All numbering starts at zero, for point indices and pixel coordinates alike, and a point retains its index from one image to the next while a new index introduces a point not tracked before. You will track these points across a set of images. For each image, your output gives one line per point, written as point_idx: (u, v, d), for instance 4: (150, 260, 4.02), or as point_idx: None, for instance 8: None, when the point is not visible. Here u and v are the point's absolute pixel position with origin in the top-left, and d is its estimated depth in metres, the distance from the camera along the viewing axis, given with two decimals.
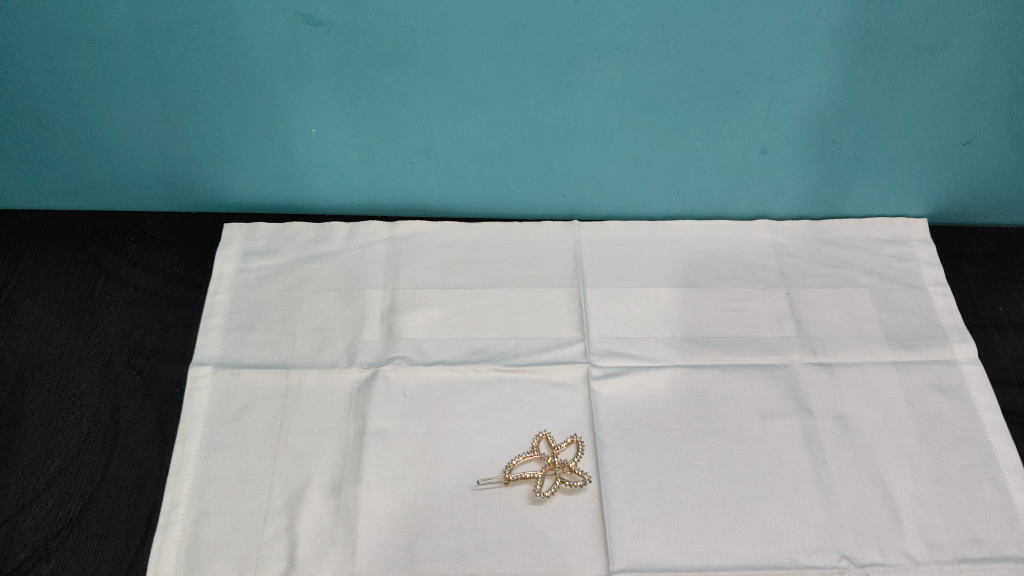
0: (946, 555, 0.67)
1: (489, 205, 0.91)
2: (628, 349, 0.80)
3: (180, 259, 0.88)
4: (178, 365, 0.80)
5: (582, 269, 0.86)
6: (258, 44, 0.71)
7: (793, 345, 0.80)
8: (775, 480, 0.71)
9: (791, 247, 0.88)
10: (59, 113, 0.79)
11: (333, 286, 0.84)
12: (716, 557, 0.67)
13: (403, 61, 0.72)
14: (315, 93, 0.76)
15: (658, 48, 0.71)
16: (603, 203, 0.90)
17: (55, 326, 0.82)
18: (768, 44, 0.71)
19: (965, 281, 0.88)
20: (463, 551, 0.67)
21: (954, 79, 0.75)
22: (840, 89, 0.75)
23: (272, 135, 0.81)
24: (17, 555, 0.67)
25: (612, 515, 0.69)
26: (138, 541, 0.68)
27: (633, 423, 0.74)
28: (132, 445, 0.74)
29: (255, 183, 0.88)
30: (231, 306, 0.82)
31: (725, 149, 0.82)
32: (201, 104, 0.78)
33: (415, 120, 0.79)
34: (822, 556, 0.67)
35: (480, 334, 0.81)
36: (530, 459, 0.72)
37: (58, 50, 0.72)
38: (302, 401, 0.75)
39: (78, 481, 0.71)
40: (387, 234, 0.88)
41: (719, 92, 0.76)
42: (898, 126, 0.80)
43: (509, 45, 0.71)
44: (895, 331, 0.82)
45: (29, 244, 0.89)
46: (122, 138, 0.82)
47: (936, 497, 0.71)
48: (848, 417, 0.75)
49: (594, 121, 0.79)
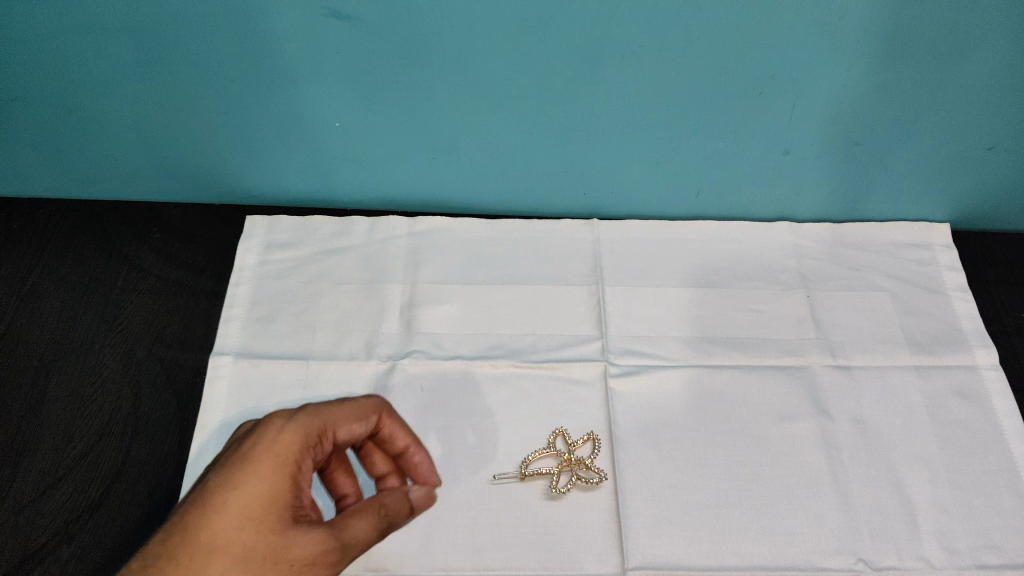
0: (964, 561, 0.67)
1: (510, 201, 0.91)
2: (646, 348, 0.80)
3: (202, 250, 0.89)
4: (199, 355, 0.80)
5: (600, 267, 0.86)
6: (284, 38, 0.71)
7: (812, 347, 0.80)
8: (792, 483, 0.71)
9: (811, 249, 0.88)
10: (86, 103, 0.80)
11: (353, 279, 0.84)
12: (732, 557, 0.67)
13: (429, 56, 0.72)
14: (338, 87, 0.76)
15: (682, 48, 0.71)
16: (625, 203, 0.90)
17: (79, 313, 0.84)
18: (793, 45, 0.71)
19: (987, 286, 0.87)
20: (479, 545, 0.67)
21: (982, 83, 0.74)
22: (865, 90, 0.75)
23: (296, 129, 0.82)
24: (39, 537, 0.68)
25: (628, 513, 0.69)
26: (157, 526, 0.69)
27: (650, 423, 0.74)
28: (152, 432, 0.75)
29: (278, 176, 0.89)
30: (252, 298, 0.83)
31: (748, 149, 0.82)
32: (226, 96, 0.78)
33: (438, 115, 0.79)
34: (838, 558, 0.67)
35: (498, 329, 0.81)
36: (546, 454, 0.72)
37: (85, 40, 0.73)
38: (321, 391, 0.76)
39: (98, 467, 0.72)
40: (407, 229, 0.88)
41: (744, 92, 0.76)
42: (924, 129, 0.79)
43: (534, 42, 0.71)
44: (915, 335, 0.81)
45: (53, 232, 0.90)
46: (147, 127, 0.83)
47: (955, 502, 0.70)
48: (866, 419, 0.75)
49: (617, 119, 0.79)
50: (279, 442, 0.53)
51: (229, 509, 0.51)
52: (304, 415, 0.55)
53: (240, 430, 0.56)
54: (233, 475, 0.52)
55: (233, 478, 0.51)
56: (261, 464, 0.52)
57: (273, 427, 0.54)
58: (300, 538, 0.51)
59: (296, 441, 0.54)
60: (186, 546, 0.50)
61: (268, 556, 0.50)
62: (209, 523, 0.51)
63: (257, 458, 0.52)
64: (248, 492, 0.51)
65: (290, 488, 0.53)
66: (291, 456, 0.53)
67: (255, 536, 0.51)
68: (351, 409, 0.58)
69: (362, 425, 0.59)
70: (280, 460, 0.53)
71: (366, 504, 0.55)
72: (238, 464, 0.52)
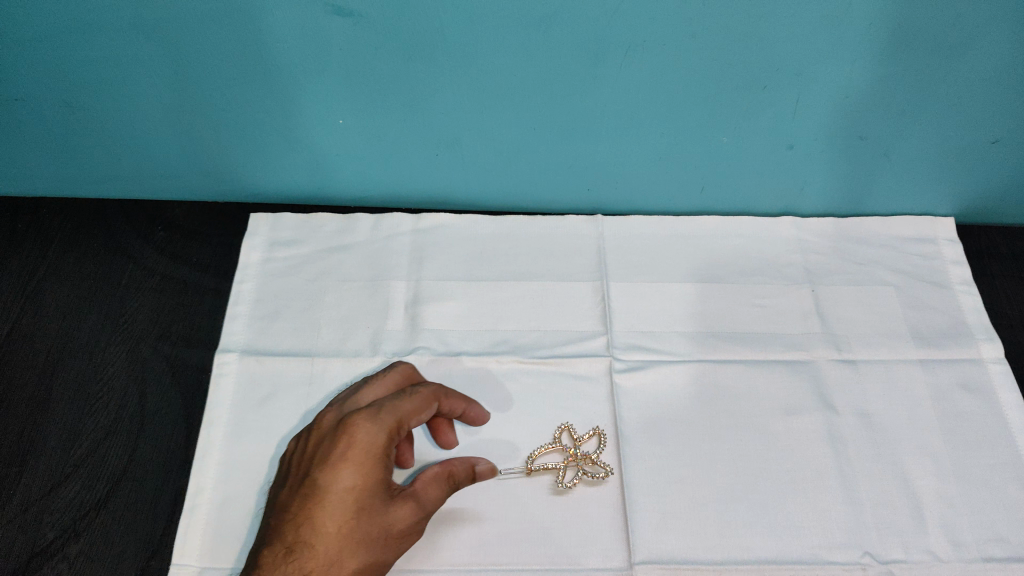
0: (971, 554, 0.67)
1: (514, 197, 0.91)
2: (650, 343, 0.80)
3: (206, 248, 0.89)
4: (204, 352, 0.81)
5: (604, 263, 0.86)
6: (287, 35, 0.71)
7: (817, 342, 0.80)
8: (798, 476, 0.71)
9: (816, 243, 0.88)
10: (89, 101, 0.80)
11: (357, 276, 0.84)
12: (738, 551, 0.67)
13: (432, 53, 0.72)
14: (342, 84, 0.76)
15: (686, 43, 0.71)
16: (628, 198, 0.90)
17: (84, 311, 0.84)
18: (797, 39, 0.71)
19: (991, 280, 0.87)
20: (486, 540, 0.67)
21: (986, 76, 0.74)
22: (869, 84, 0.75)
23: (300, 126, 0.82)
24: (47, 534, 0.68)
25: (635, 508, 0.69)
26: (164, 523, 0.69)
27: (656, 418, 0.74)
28: (158, 430, 0.75)
29: (282, 174, 0.89)
30: (257, 295, 0.83)
31: (752, 144, 0.82)
32: (229, 94, 0.78)
33: (442, 112, 0.79)
34: (844, 551, 0.67)
35: (503, 326, 0.81)
36: (552, 450, 0.72)
37: (88, 38, 0.73)
38: (327, 388, 0.76)
39: (105, 464, 0.72)
40: (411, 226, 0.88)
41: (747, 87, 0.76)
42: (928, 122, 0.79)
43: (537, 38, 0.71)
44: (920, 329, 0.81)
45: (58, 231, 0.91)
46: (150, 126, 0.83)
47: (961, 495, 0.70)
48: (872, 413, 0.75)
49: (621, 114, 0.79)
50: (370, 431, 0.62)
51: (335, 499, 0.60)
52: (389, 401, 0.65)
53: (329, 422, 0.65)
54: (332, 466, 0.61)
55: (333, 468, 0.61)
56: (360, 453, 0.61)
57: (365, 418, 0.63)
58: (396, 509, 0.62)
59: (387, 431, 0.63)
60: (305, 534, 0.59)
61: (371, 532, 0.61)
62: (321, 512, 0.60)
63: (356, 452, 0.61)
64: (352, 480, 0.61)
65: (378, 476, 0.62)
66: (386, 444, 0.63)
67: (358, 517, 0.60)
68: (381, 387, 0.68)
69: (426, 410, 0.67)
70: (375, 450, 0.62)
71: (437, 472, 0.66)
72: (341, 457, 0.61)
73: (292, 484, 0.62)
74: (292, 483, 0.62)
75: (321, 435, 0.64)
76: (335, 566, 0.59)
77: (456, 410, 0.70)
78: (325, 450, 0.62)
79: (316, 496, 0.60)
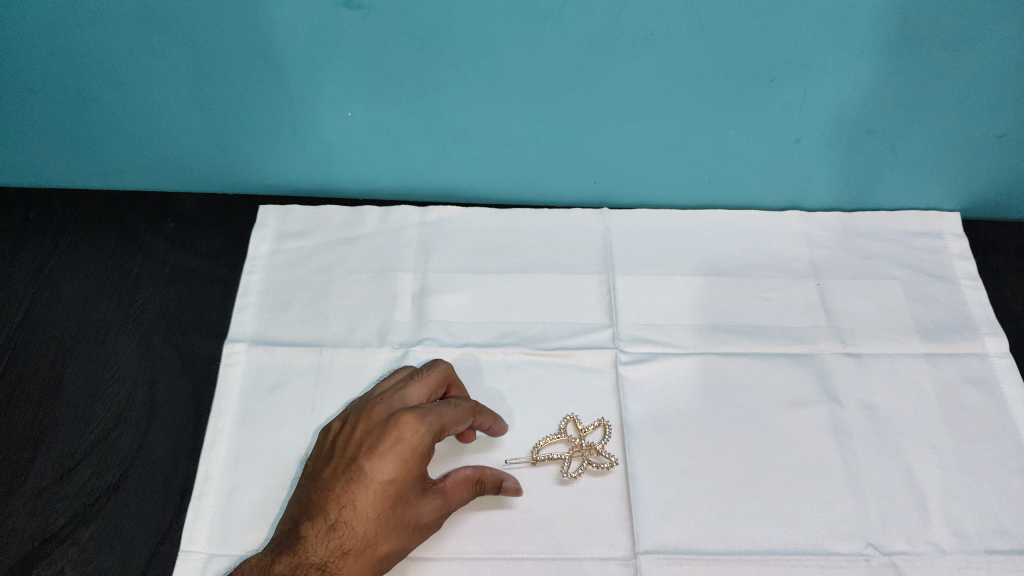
0: (974, 545, 0.67)
1: (521, 190, 0.92)
2: (656, 335, 0.80)
3: (216, 239, 0.90)
4: (213, 342, 0.81)
5: (610, 256, 0.86)
6: (296, 28, 0.72)
7: (822, 335, 0.80)
8: (803, 468, 0.71)
9: (821, 237, 0.88)
10: (101, 93, 0.80)
11: (365, 268, 0.85)
12: (742, 541, 0.67)
13: (440, 45, 0.73)
14: (350, 77, 0.77)
15: (693, 36, 0.71)
16: (635, 191, 0.91)
17: (95, 300, 0.85)
18: (804, 33, 0.71)
19: (997, 275, 0.87)
20: (492, 529, 0.68)
21: (992, 70, 0.74)
22: (876, 78, 0.75)
23: (309, 119, 0.82)
24: (58, 519, 0.69)
25: (639, 498, 0.69)
26: (173, 510, 0.70)
27: (661, 410, 0.75)
28: (168, 417, 0.76)
29: (291, 166, 0.90)
30: (265, 286, 0.83)
31: (758, 138, 0.82)
32: (239, 86, 0.79)
33: (449, 104, 0.79)
34: (848, 542, 0.67)
35: (509, 317, 0.81)
36: (557, 440, 0.72)
37: (100, 30, 0.73)
38: (334, 377, 0.76)
39: (115, 451, 0.73)
40: (418, 218, 0.89)
41: (754, 80, 0.76)
42: (934, 116, 0.79)
43: (545, 31, 0.71)
44: (925, 323, 0.82)
45: (69, 221, 0.91)
46: (161, 117, 0.83)
47: (964, 487, 0.71)
48: (876, 406, 0.75)
49: (628, 107, 0.79)
50: (413, 427, 0.64)
51: (376, 487, 0.62)
52: (434, 406, 0.66)
53: (379, 413, 0.65)
54: (376, 452, 0.63)
55: (376, 455, 0.63)
56: (404, 449, 0.63)
57: (411, 416, 0.64)
58: (428, 504, 0.63)
59: (430, 433, 0.64)
60: (346, 515, 0.61)
61: (403, 522, 0.62)
62: (363, 496, 0.62)
63: (401, 448, 0.63)
64: (393, 472, 0.62)
65: (415, 469, 0.63)
66: (429, 444, 0.64)
67: (392, 504, 0.62)
68: (424, 387, 0.68)
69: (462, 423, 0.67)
70: (418, 449, 0.63)
71: (468, 475, 0.66)
72: (387, 449, 0.63)
73: (336, 465, 0.64)
74: (338, 465, 0.64)
75: (368, 424, 0.65)
76: (369, 548, 0.61)
77: (484, 426, 0.69)
78: (372, 439, 0.64)
79: (359, 481, 0.62)
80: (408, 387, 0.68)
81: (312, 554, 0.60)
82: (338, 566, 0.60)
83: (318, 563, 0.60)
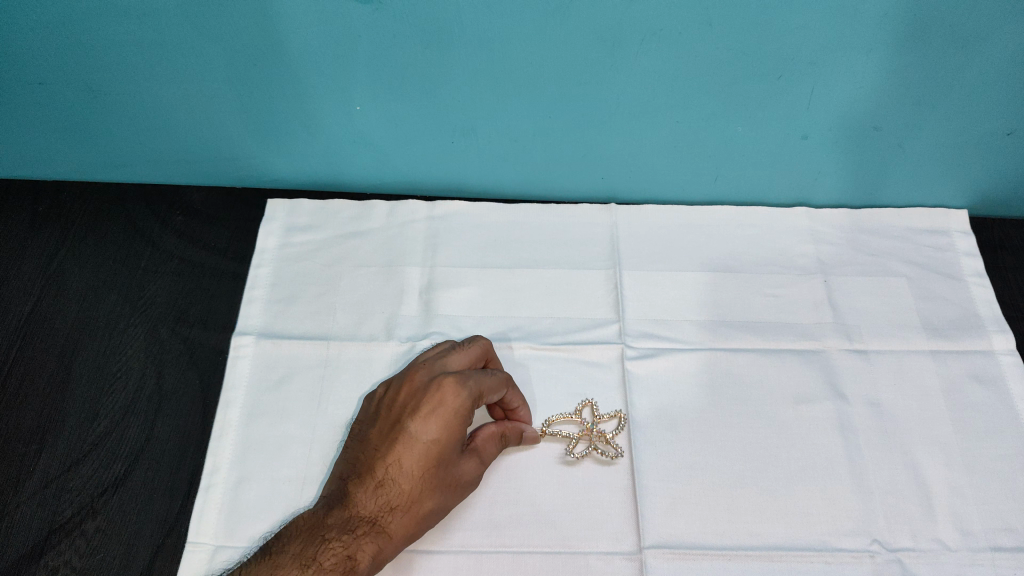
0: (979, 542, 0.67)
1: (527, 186, 0.92)
2: (663, 331, 0.80)
3: (224, 233, 0.90)
4: (221, 335, 0.82)
5: (617, 251, 0.86)
6: (305, 22, 0.72)
7: (828, 332, 0.80)
8: (808, 464, 0.72)
9: (829, 234, 0.88)
10: (110, 86, 0.81)
11: (372, 262, 0.85)
12: (748, 537, 0.67)
13: (448, 40, 0.73)
14: (359, 71, 0.77)
15: (701, 32, 0.71)
16: (642, 187, 0.91)
17: (103, 293, 0.85)
18: (812, 29, 0.71)
19: (1004, 272, 0.87)
20: (498, 523, 0.68)
21: (1001, 68, 0.74)
22: (884, 74, 0.75)
23: (318, 113, 0.83)
24: (65, 510, 0.69)
25: (645, 493, 0.70)
26: (180, 501, 0.70)
27: (667, 405, 0.75)
28: (176, 410, 0.76)
29: (299, 160, 0.90)
30: (273, 280, 0.84)
31: (766, 134, 0.82)
32: (247, 80, 0.79)
33: (458, 99, 0.80)
34: (853, 539, 0.68)
35: (516, 312, 0.82)
36: (569, 419, 0.73)
37: (110, 24, 0.74)
38: (341, 371, 0.77)
39: (123, 443, 0.74)
40: (426, 213, 0.89)
41: (763, 77, 0.76)
42: (943, 113, 0.79)
43: (553, 26, 0.71)
44: (932, 320, 0.82)
45: (78, 214, 0.92)
46: (170, 111, 0.84)
47: (970, 485, 0.71)
48: (882, 403, 0.75)
49: (635, 103, 0.79)
50: (456, 391, 0.65)
51: (420, 447, 0.64)
52: (475, 372, 0.67)
53: (422, 377, 0.67)
54: (422, 414, 0.64)
55: (421, 416, 0.64)
56: (448, 412, 0.64)
57: (454, 380, 0.65)
58: (465, 464, 0.66)
59: (472, 396, 0.65)
60: (393, 472, 0.63)
61: (445, 481, 0.64)
62: (408, 455, 0.63)
63: (445, 410, 0.64)
64: (437, 433, 0.64)
65: (458, 432, 0.65)
66: (470, 408, 0.65)
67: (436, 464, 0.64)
68: (464, 355, 0.69)
69: (497, 392, 0.68)
70: (460, 412, 0.65)
71: (493, 431, 0.68)
72: (430, 411, 0.64)
73: (382, 425, 0.66)
74: (383, 426, 0.66)
75: (411, 387, 0.66)
76: (415, 504, 0.63)
77: (511, 403, 0.70)
78: (416, 401, 0.65)
79: (406, 440, 0.64)
80: (448, 354, 0.69)
81: (362, 509, 0.62)
82: (387, 520, 0.62)
83: (369, 517, 0.62)
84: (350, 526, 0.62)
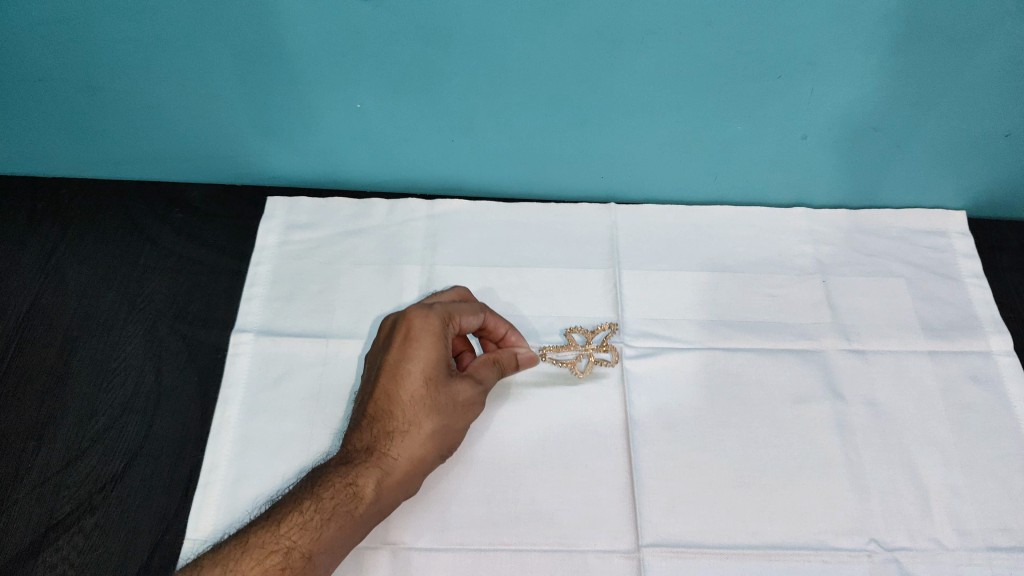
0: (976, 542, 0.68)
1: (527, 185, 0.92)
2: (661, 329, 0.81)
3: (223, 230, 0.90)
4: (220, 332, 0.82)
5: (617, 251, 0.86)
6: (304, 20, 0.72)
7: (827, 332, 0.81)
8: (806, 464, 0.72)
9: (827, 235, 0.88)
10: (109, 83, 0.81)
11: (372, 260, 0.85)
12: (746, 536, 0.68)
13: (447, 38, 0.73)
14: (358, 70, 0.77)
15: (700, 33, 0.72)
16: (641, 187, 0.91)
17: (102, 290, 0.85)
18: (810, 30, 0.71)
19: (1002, 273, 0.88)
20: (496, 521, 0.68)
21: (999, 69, 0.74)
22: (882, 75, 0.75)
23: (317, 110, 0.83)
24: (64, 507, 0.69)
25: (643, 492, 0.70)
26: (179, 497, 0.70)
27: (665, 403, 0.75)
28: (174, 407, 0.76)
29: (299, 158, 0.90)
30: (272, 277, 0.84)
31: (765, 134, 0.82)
32: (246, 78, 0.79)
33: (457, 98, 0.80)
34: (850, 538, 0.68)
35: (514, 310, 0.82)
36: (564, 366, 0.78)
37: (109, 21, 0.74)
38: (340, 369, 0.77)
39: (121, 440, 0.74)
40: (425, 211, 0.89)
41: (761, 77, 0.76)
42: (941, 114, 0.79)
43: (552, 26, 0.71)
44: (930, 321, 0.82)
45: (77, 211, 0.92)
46: (169, 108, 0.84)
47: (968, 485, 0.71)
48: (880, 403, 0.76)
49: (634, 102, 0.79)
50: (425, 315, 0.67)
51: (403, 373, 0.66)
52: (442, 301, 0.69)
53: (392, 318, 0.70)
54: (398, 345, 0.67)
55: (398, 347, 0.67)
56: (421, 334, 0.67)
57: (419, 306, 0.68)
58: (459, 385, 0.67)
59: (442, 317, 0.68)
60: (383, 404, 0.65)
61: (440, 401, 0.66)
62: (394, 385, 0.66)
63: (418, 333, 0.66)
64: (416, 356, 0.66)
65: (439, 351, 0.67)
66: (444, 327, 0.67)
67: (424, 384, 0.66)
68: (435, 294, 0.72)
69: (475, 316, 0.70)
70: (433, 332, 0.67)
71: (485, 356, 0.70)
72: (404, 340, 0.67)
73: (368, 371, 0.69)
74: (369, 371, 0.68)
75: (386, 331, 0.70)
76: (412, 428, 0.65)
77: (496, 329, 0.73)
78: (391, 336, 0.68)
79: (389, 371, 0.66)
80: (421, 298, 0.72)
81: (359, 443, 0.65)
82: (385, 447, 0.64)
83: (367, 447, 0.64)
84: (349, 459, 0.64)
